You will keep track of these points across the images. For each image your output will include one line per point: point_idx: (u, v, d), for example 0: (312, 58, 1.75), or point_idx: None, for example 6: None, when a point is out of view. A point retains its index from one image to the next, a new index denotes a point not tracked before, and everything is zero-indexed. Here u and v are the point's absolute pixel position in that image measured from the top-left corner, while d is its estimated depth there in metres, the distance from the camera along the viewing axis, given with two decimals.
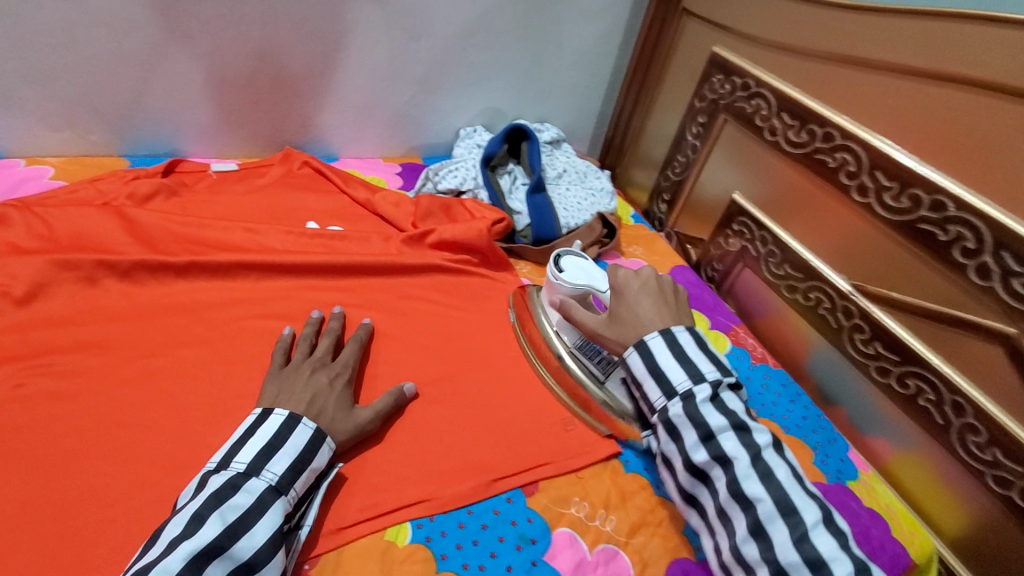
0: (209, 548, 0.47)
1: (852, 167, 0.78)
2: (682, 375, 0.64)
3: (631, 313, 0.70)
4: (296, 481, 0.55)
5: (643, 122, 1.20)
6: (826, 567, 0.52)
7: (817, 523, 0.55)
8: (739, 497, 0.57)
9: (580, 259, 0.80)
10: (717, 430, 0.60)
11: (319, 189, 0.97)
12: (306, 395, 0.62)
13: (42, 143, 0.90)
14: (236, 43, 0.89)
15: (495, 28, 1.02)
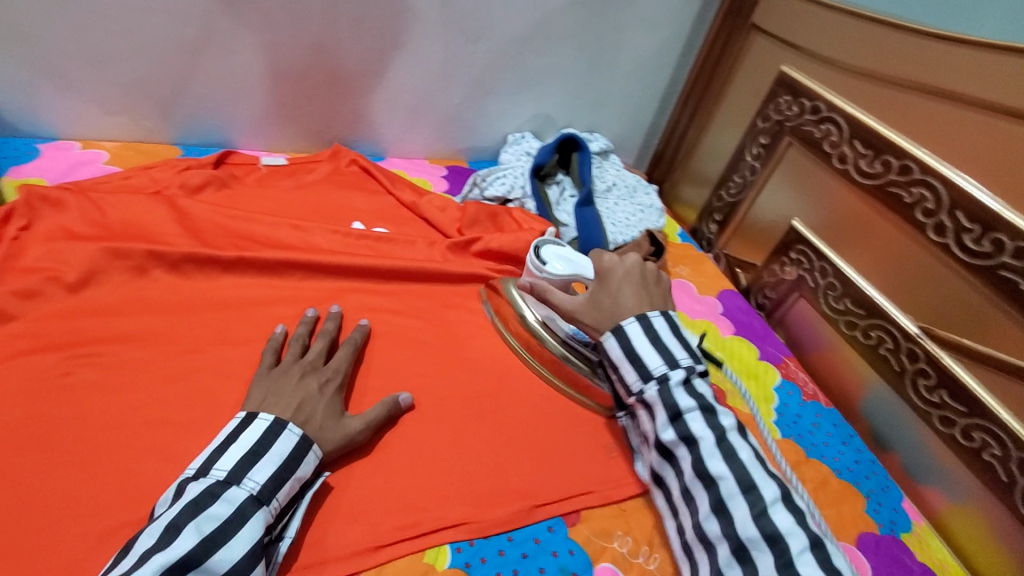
0: (183, 562, 0.45)
1: (929, 205, 0.73)
2: (658, 359, 0.61)
3: (614, 301, 0.67)
4: (279, 490, 0.52)
5: (699, 138, 1.16)
6: (783, 542, 0.51)
7: (776, 501, 0.54)
8: (703, 476, 0.56)
9: (559, 246, 0.76)
10: (685, 410, 0.59)
11: (366, 189, 0.96)
12: (293, 400, 0.60)
13: (98, 127, 0.90)
14: (295, 37, 0.88)
15: (553, 33, 0.99)
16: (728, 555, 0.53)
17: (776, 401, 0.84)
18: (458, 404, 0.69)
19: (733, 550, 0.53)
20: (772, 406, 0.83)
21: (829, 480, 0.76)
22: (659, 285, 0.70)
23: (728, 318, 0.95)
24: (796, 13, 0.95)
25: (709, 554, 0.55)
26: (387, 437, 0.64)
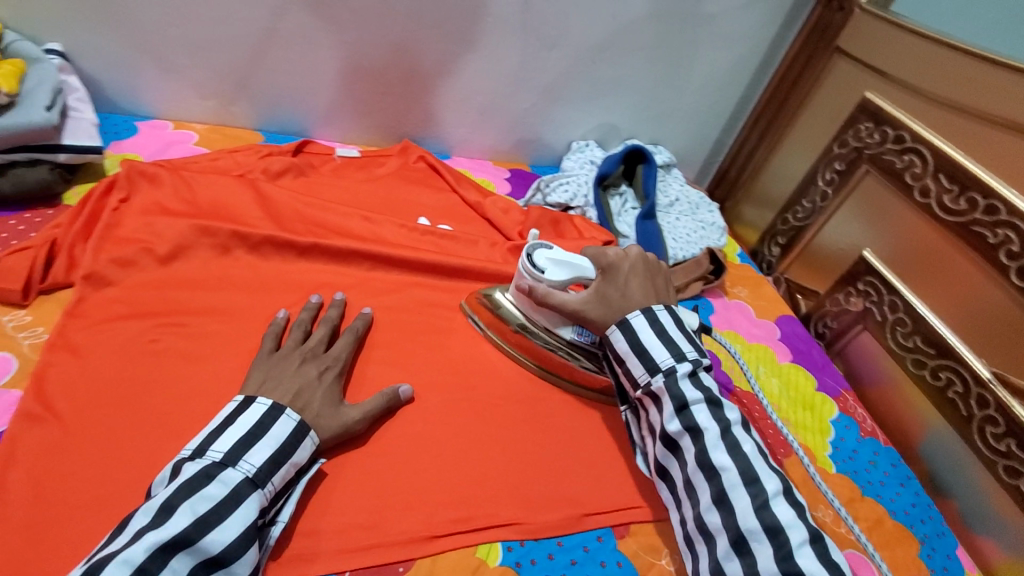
0: (176, 541, 0.44)
1: (1014, 247, 0.71)
2: (665, 353, 0.61)
3: (623, 297, 0.66)
4: (275, 474, 0.52)
5: (767, 158, 1.15)
6: (783, 534, 0.52)
7: (777, 495, 0.54)
8: (706, 467, 0.56)
9: (548, 247, 0.71)
10: (691, 402, 0.59)
11: (431, 185, 0.98)
12: (292, 386, 0.59)
13: (189, 109, 0.95)
14: (379, 35, 0.91)
15: (628, 44, 0.99)
16: (728, 546, 0.53)
17: (832, 433, 0.83)
18: (514, 406, 0.70)
19: (732, 542, 0.53)
20: (828, 439, 0.82)
21: (884, 521, 0.74)
22: (663, 276, 0.71)
23: (785, 344, 0.94)
24: (883, 37, 0.92)
25: (708, 546, 0.55)
26: (446, 432, 0.65)
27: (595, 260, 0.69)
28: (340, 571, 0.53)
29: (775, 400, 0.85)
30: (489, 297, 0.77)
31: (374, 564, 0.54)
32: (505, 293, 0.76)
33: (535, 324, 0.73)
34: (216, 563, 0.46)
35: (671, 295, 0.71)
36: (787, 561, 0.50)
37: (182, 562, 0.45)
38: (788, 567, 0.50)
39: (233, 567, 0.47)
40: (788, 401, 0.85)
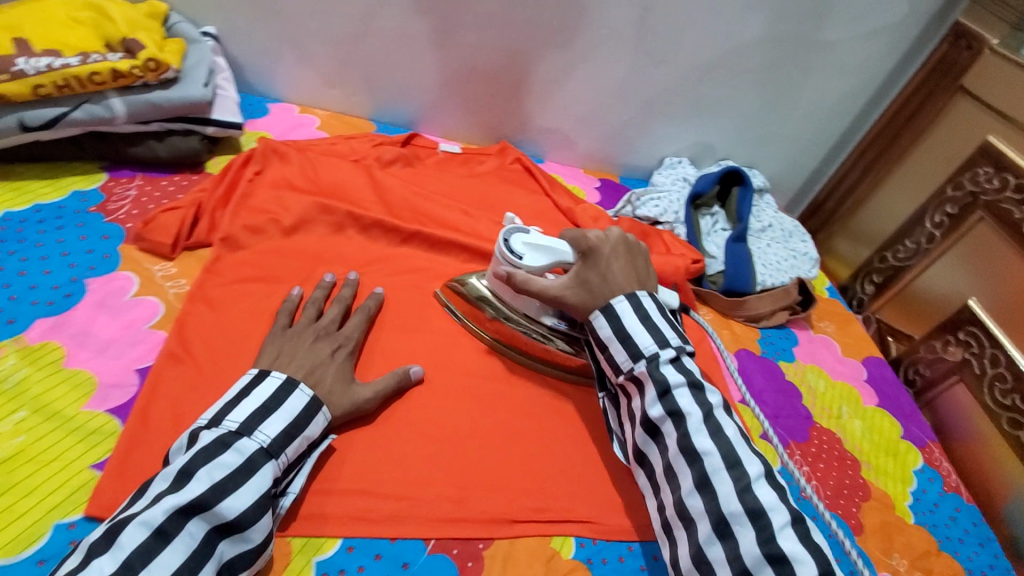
0: (194, 504, 0.46)
1: None
2: (649, 339, 0.60)
3: (604, 280, 0.64)
4: (289, 445, 0.53)
5: (868, 193, 1.12)
6: (765, 516, 0.50)
7: (760, 477, 0.53)
8: (688, 451, 0.55)
9: (525, 231, 0.69)
10: (674, 386, 0.57)
11: (526, 188, 1.01)
12: (307, 362, 0.60)
13: (313, 95, 1.03)
14: (497, 40, 0.95)
15: (738, 66, 0.99)
16: (710, 531, 0.52)
17: (914, 483, 0.79)
18: (597, 410, 0.71)
19: (714, 526, 0.52)
20: (909, 489, 0.79)
21: None
22: (644, 257, 0.69)
23: (871, 386, 0.91)
24: (1013, 81, 0.88)
25: (688, 531, 0.54)
26: (529, 426, 0.68)
27: (575, 242, 0.68)
28: (427, 538, 0.56)
29: (857, 442, 0.82)
30: (464, 282, 0.75)
31: (458, 539, 0.57)
32: (480, 279, 0.75)
33: (515, 311, 0.71)
34: (234, 527, 0.47)
35: (653, 275, 0.70)
36: (769, 544, 0.49)
37: (199, 525, 0.46)
38: (770, 551, 0.49)
39: (248, 533, 0.48)
40: (871, 444, 0.83)
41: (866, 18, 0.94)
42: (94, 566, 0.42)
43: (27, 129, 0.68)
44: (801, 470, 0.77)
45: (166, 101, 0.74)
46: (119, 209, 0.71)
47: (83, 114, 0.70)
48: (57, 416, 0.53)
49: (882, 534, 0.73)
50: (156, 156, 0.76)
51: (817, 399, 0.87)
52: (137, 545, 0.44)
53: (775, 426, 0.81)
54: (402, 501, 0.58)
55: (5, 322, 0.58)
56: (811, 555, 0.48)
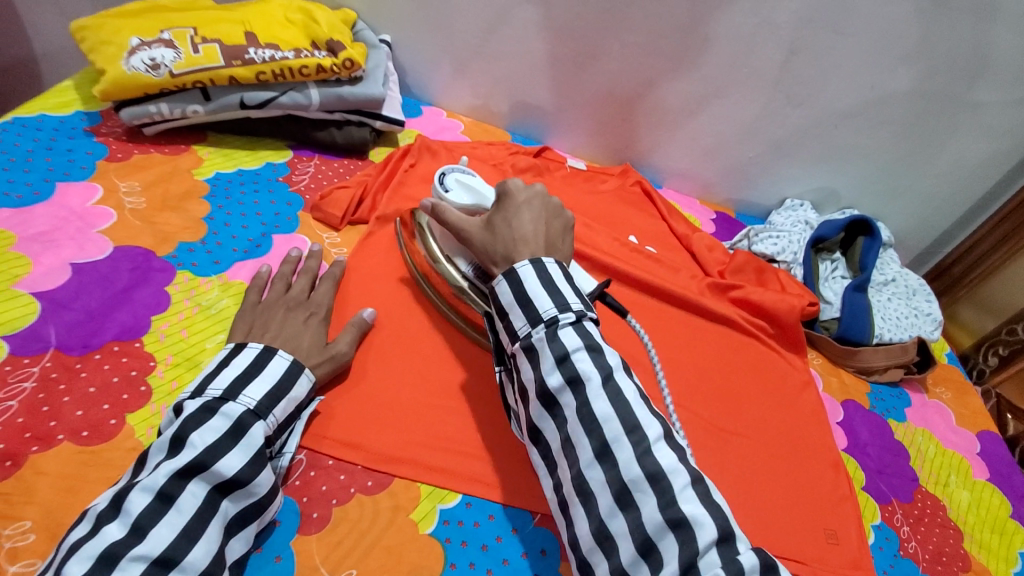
0: (192, 466, 0.48)
1: None
2: (549, 302, 0.55)
3: (508, 226, 0.63)
4: (275, 406, 0.55)
5: (1002, 262, 1.06)
6: (665, 480, 0.47)
7: (660, 439, 0.50)
8: (587, 419, 0.51)
9: (462, 175, 0.78)
10: (571, 351, 0.53)
11: (644, 210, 1.04)
12: (281, 331, 0.61)
13: (460, 103, 1.13)
14: (637, 69, 1.01)
15: (881, 116, 0.98)
16: (611, 503, 0.49)
17: (1018, 565, 0.77)
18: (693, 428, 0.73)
19: (615, 497, 0.48)
20: (1014, 569, 0.76)
21: None
22: (562, 222, 0.66)
23: (984, 461, 0.87)
24: None
25: (587, 506, 0.50)
26: None
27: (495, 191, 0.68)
28: (534, 512, 0.59)
29: (965, 514, 0.80)
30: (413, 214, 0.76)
31: None
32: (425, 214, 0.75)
33: (440, 253, 0.71)
34: (233, 485, 0.49)
35: (570, 243, 0.67)
36: (669, 508, 0.46)
37: (200, 486, 0.48)
38: (672, 516, 0.46)
39: (249, 489, 0.50)
40: (976, 517, 0.80)
41: (1023, 82, 0.91)
42: (102, 533, 0.43)
43: (244, 106, 0.82)
44: (902, 529, 0.75)
45: (351, 95, 0.85)
46: (301, 182, 0.83)
47: (287, 99, 0.83)
48: None
49: None
50: (334, 142, 0.88)
51: (925, 463, 0.83)
52: (143, 509, 0.45)
53: (878, 481, 0.79)
54: (517, 475, 0.61)
55: (213, 261, 0.69)
56: (711, 516, 0.46)
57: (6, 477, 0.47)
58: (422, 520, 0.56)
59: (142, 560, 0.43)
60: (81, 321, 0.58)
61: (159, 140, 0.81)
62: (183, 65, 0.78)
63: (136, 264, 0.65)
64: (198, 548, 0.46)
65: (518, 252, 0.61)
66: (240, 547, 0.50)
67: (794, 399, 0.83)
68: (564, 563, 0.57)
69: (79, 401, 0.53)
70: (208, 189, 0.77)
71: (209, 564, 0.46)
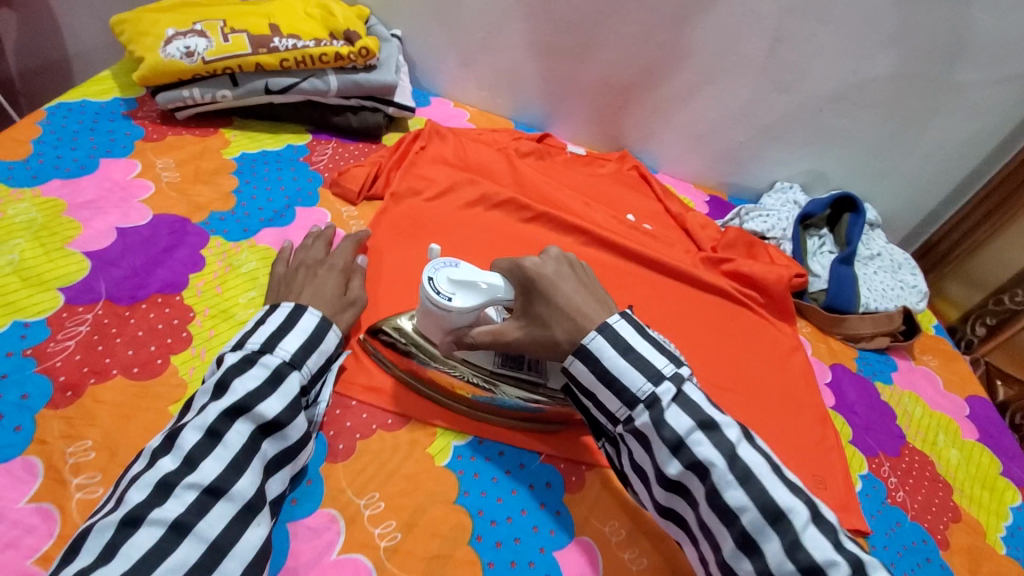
0: (235, 408, 0.52)
1: None
2: (641, 377, 0.54)
3: (561, 314, 0.56)
4: (309, 357, 0.59)
5: (988, 237, 1.11)
6: (824, 574, 0.47)
7: (808, 523, 0.49)
8: (721, 509, 0.50)
9: (453, 266, 0.61)
10: (686, 437, 0.51)
11: (640, 192, 1.10)
12: (305, 292, 0.65)
13: (465, 94, 1.20)
14: (633, 58, 1.07)
15: (863, 99, 1.04)
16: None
17: (1009, 519, 0.81)
18: None
19: None
20: (1006, 523, 0.80)
21: None
22: (590, 273, 0.62)
23: (973, 423, 0.91)
24: None
25: None
26: None
27: (511, 273, 0.60)
28: (539, 451, 0.64)
29: (955, 471, 0.84)
30: (391, 326, 0.65)
31: (567, 456, 0.64)
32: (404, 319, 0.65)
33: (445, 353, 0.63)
34: (273, 426, 0.54)
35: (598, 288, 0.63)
36: None
37: (244, 426, 0.52)
38: None
39: (286, 432, 0.55)
40: (966, 474, 0.84)
41: (1004, 62, 0.96)
42: (158, 465, 0.49)
43: (268, 92, 0.89)
44: (890, 480, 0.79)
45: (367, 81, 0.92)
46: (319, 161, 0.89)
47: (308, 85, 0.90)
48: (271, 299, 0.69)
49: (969, 555, 0.75)
50: (350, 125, 0.94)
51: (912, 422, 0.88)
52: (193, 445, 0.50)
53: (866, 436, 0.83)
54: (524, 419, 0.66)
55: (242, 229, 0.75)
56: None
57: (68, 405, 0.56)
58: (437, 454, 0.62)
59: (195, 488, 0.49)
60: (127, 277, 0.66)
61: (189, 123, 0.89)
62: (214, 52, 0.86)
63: (173, 229, 0.73)
64: (243, 479, 0.50)
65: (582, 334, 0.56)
66: (278, 486, 0.54)
67: (783, 361, 0.89)
68: (567, 494, 0.62)
69: (129, 342, 0.61)
70: (235, 166, 0.84)
71: (253, 495, 0.51)
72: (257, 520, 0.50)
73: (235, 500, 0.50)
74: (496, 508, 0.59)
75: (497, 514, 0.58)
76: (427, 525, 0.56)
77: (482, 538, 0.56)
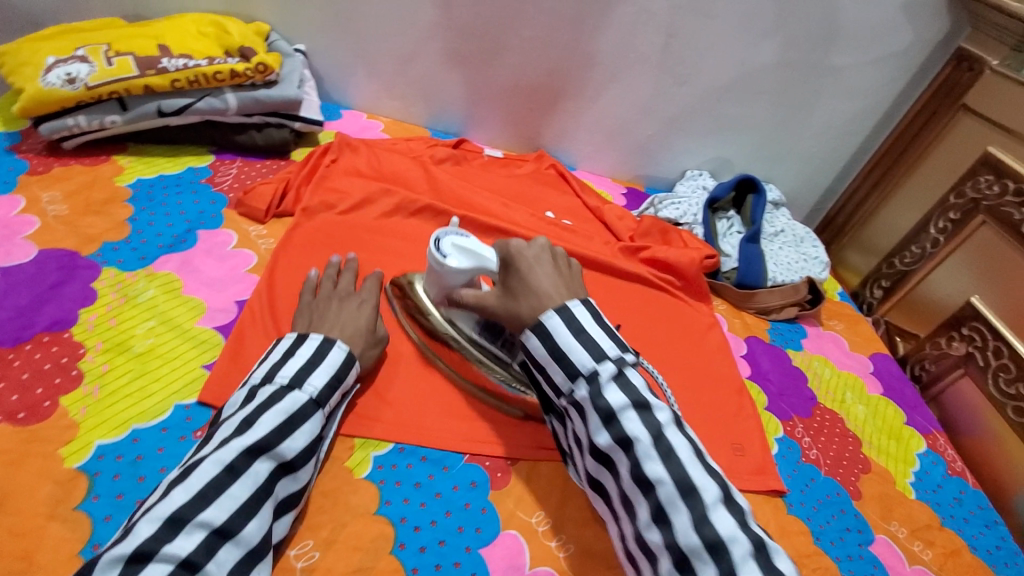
0: (259, 445, 0.52)
1: (1009, 374, 0.89)
2: (586, 355, 0.55)
3: (527, 286, 0.60)
4: (333, 396, 0.59)
5: (877, 207, 1.19)
6: (726, 552, 0.46)
7: (718, 502, 0.49)
8: (641, 481, 0.51)
9: (461, 234, 0.68)
10: (618, 411, 0.52)
11: (558, 188, 1.13)
12: (336, 322, 0.66)
13: (379, 105, 1.20)
14: (538, 60, 1.10)
15: (753, 87, 1.11)
16: (672, 567, 0.49)
17: (916, 465, 0.86)
18: None
19: (675, 562, 0.49)
20: (912, 469, 0.86)
21: (962, 552, 0.77)
22: (571, 265, 0.66)
23: (877, 378, 0.98)
24: (1011, 97, 0.95)
25: (653, 565, 0.51)
26: None
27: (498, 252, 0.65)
28: (463, 452, 0.65)
29: (861, 425, 0.89)
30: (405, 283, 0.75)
31: (491, 454, 0.65)
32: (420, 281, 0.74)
33: (441, 318, 0.70)
34: (289, 466, 0.54)
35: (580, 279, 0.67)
36: None
37: (265, 465, 0.52)
38: None
39: (299, 473, 0.55)
40: (873, 427, 0.89)
41: (871, 46, 1.05)
42: (170, 497, 0.47)
43: (162, 114, 0.86)
44: (803, 439, 0.84)
45: (267, 97, 0.90)
46: (223, 182, 0.87)
47: (204, 104, 0.87)
48: (177, 328, 0.67)
49: (881, 503, 0.79)
50: (255, 143, 0.92)
51: (822, 383, 0.94)
52: (209, 479, 0.49)
53: (780, 401, 0.88)
54: (445, 422, 0.67)
55: (139, 258, 0.73)
56: None
57: None
58: (357, 467, 0.61)
59: (205, 527, 0.47)
60: (11, 318, 0.63)
61: (80, 153, 0.85)
62: (98, 77, 0.82)
63: (62, 263, 0.69)
64: (253, 523, 0.49)
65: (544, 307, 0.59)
66: (282, 530, 0.53)
67: (701, 338, 0.93)
68: (493, 491, 0.62)
69: (14, 386, 0.57)
70: (130, 194, 0.81)
71: (259, 541, 0.49)
72: (258, 568, 0.49)
73: (241, 545, 0.48)
74: (420, 513, 0.59)
75: (421, 520, 0.58)
76: (347, 539, 0.55)
77: (405, 546, 0.56)
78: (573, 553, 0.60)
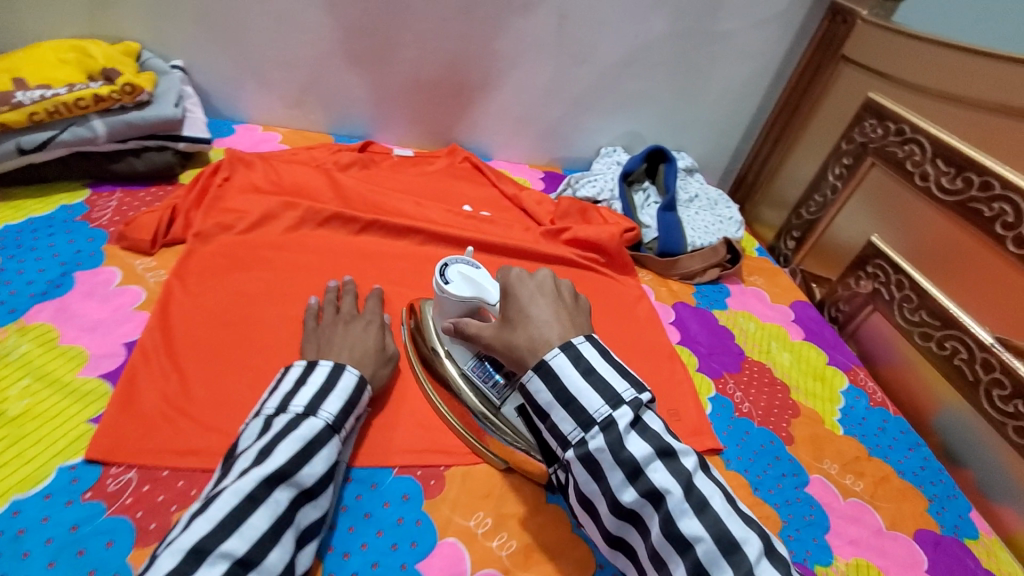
0: (277, 474, 0.48)
1: (909, 304, 0.94)
2: (598, 400, 0.50)
3: (526, 317, 0.56)
4: (348, 421, 0.57)
5: (782, 162, 1.25)
6: None
7: (761, 556, 0.46)
8: (675, 539, 0.46)
9: (472, 266, 0.66)
10: (645, 463, 0.48)
11: (474, 180, 1.11)
12: (347, 346, 0.65)
13: (276, 116, 1.14)
14: (435, 53, 1.07)
15: (651, 60, 1.12)
16: None
17: (841, 402, 0.90)
18: None
19: None
20: (838, 407, 0.89)
21: (890, 478, 0.81)
22: (577, 300, 0.60)
23: (799, 325, 1.02)
24: (886, 45, 1.01)
25: None
26: None
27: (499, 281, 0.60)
28: (392, 465, 0.63)
29: (787, 371, 0.92)
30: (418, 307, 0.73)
31: (421, 462, 0.63)
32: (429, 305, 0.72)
33: (438, 346, 0.67)
34: (308, 493, 0.51)
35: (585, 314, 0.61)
36: None
37: (285, 493, 0.49)
38: None
39: (319, 498, 0.52)
40: (798, 372, 0.93)
41: (753, 8, 1.08)
42: (191, 529, 0.44)
43: (23, 152, 0.78)
44: (735, 395, 0.86)
45: (141, 119, 0.83)
46: (102, 217, 0.80)
47: (69, 135, 0.80)
48: (56, 382, 0.61)
49: (812, 444, 0.82)
50: (136, 170, 0.86)
51: (748, 338, 0.96)
52: (230, 509, 0.46)
53: (710, 361, 0.91)
54: (368, 437, 0.64)
55: (7, 311, 0.66)
56: None
57: None
58: None
59: (227, 558, 0.43)
60: None
61: None
62: None
63: None
64: (275, 552, 0.46)
65: (541, 341, 0.54)
66: (306, 561, 0.50)
67: (630, 310, 0.94)
68: (426, 501, 0.61)
69: None
70: None
71: (282, 570, 0.46)
72: None
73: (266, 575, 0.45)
74: (347, 538, 0.56)
75: (349, 545, 0.55)
76: None
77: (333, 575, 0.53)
78: (516, 549, 0.59)
